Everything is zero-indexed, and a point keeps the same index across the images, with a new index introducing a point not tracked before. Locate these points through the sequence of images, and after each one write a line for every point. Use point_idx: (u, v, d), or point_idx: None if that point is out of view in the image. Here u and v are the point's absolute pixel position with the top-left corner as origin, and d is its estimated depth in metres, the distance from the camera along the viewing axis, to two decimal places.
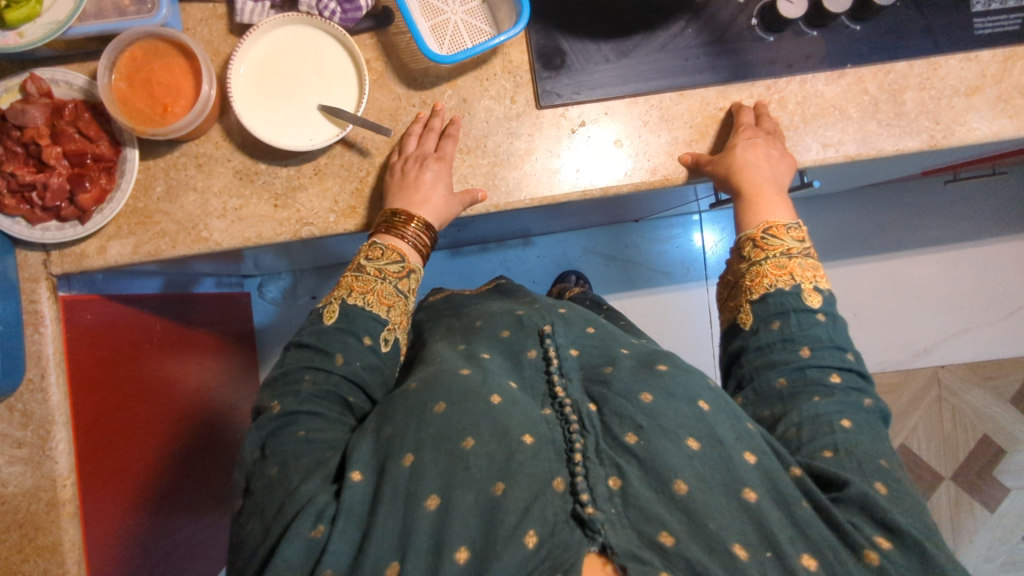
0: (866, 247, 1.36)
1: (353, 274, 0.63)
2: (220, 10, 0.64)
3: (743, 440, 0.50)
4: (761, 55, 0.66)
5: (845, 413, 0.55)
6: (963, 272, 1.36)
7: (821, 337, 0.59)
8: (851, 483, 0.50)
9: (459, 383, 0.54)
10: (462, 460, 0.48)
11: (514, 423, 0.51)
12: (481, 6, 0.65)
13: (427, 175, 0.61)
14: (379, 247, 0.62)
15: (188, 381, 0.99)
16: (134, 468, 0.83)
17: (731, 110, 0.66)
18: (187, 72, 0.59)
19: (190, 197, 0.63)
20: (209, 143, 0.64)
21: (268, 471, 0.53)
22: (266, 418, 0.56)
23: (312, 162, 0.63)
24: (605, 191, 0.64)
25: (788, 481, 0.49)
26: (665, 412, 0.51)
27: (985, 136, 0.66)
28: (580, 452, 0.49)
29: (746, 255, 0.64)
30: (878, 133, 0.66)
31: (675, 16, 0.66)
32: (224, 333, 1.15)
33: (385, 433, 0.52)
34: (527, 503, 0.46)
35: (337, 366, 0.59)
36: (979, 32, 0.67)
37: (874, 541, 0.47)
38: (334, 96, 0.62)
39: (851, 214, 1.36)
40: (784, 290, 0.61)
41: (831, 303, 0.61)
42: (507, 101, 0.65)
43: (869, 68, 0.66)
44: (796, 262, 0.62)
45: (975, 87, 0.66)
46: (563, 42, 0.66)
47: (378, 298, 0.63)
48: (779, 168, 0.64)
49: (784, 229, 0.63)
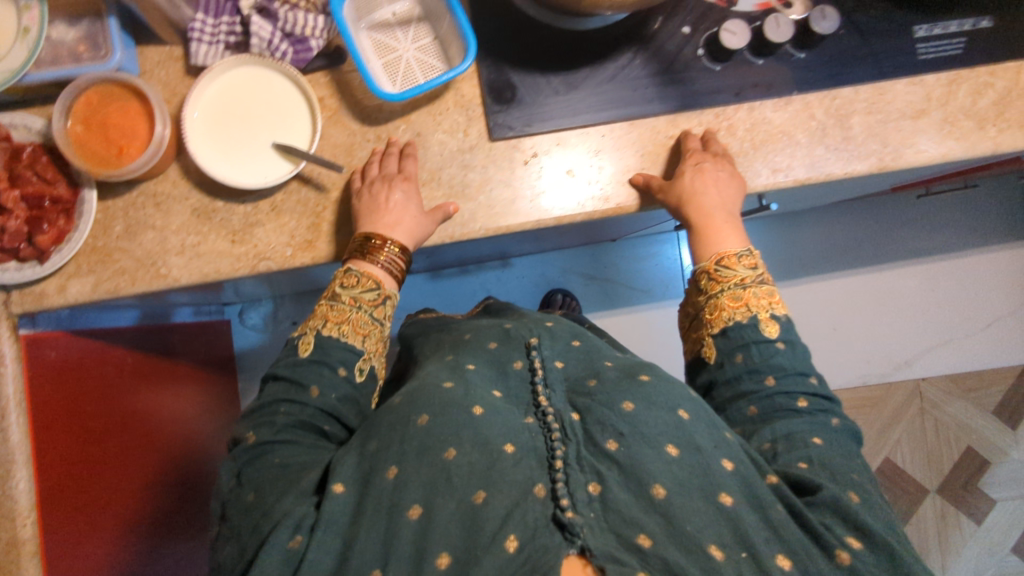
0: (848, 261, 1.37)
1: (327, 304, 0.64)
2: (177, 52, 0.65)
3: (721, 447, 0.51)
4: (709, 85, 0.67)
5: (815, 432, 0.57)
6: (946, 285, 1.37)
7: (783, 365, 0.60)
8: (823, 488, 0.51)
9: (441, 394, 0.55)
10: (444, 471, 0.49)
11: (496, 433, 0.51)
12: (433, 43, 0.66)
13: (396, 196, 0.62)
14: (353, 274, 0.63)
15: (162, 412, 0.99)
16: (111, 498, 0.84)
17: (679, 138, 0.67)
18: (142, 114, 0.60)
19: (149, 235, 0.64)
20: (167, 182, 0.65)
21: (245, 496, 0.54)
22: (242, 450, 0.58)
23: (269, 199, 0.64)
24: (558, 221, 0.66)
25: (763, 487, 0.50)
26: (646, 420, 0.51)
27: (933, 158, 0.67)
28: (561, 458, 0.50)
29: (703, 288, 0.65)
30: (826, 157, 0.67)
31: (623, 48, 0.67)
32: (199, 363, 1.15)
33: (370, 447, 0.53)
34: (508, 510, 0.46)
35: (312, 399, 0.59)
36: (923, 57, 0.68)
37: (846, 541, 0.48)
38: (287, 133, 0.63)
39: (831, 230, 1.37)
40: (742, 323, 0.62)
41: (790, 330, 0.62)
42: (460, 135, 0.66)
43: (816, 95, 0.68)
44: (751, 291, 0.63)
45: (921, 110, 0.68)
46: (513, 76, 0.66)
47: (354, 329, 0.63)
48: (729, 189, 0.64)
49: (735, 259, 0.64)
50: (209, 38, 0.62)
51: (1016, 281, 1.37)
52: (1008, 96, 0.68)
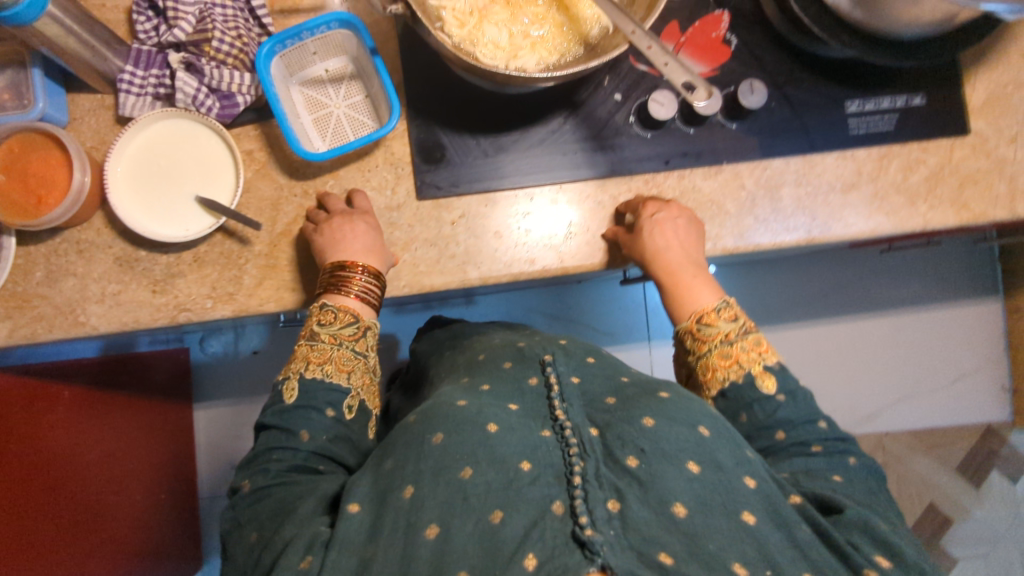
0: (820, 309, 1.30)
1: (308, 344, 0.62)
2: (108, 101, 0.64)
3: (742, 465, 0.50)
4: (638, 152, 0.67)
5: (834, 470, 0.57)
6: (920, 336, 1.31)
7: (792, 417, 0.60)
8: (848, 508, 0.52)
9: (455, 412, 0.51)
10: (461, 490, 0.46)
11: (511, 449, 0.48)
12: (365, 100, 0.67)
13: (359, 226, 0.62)
14: (330, 310, 0.62)
15: (102, 446, 0.98)
16: (40, 537, 0.83)
17: (619, 213, 0.67)
18: (64, 163, 0.60)
19: (70, 282, 0.64)
20: (91, 230, 0.64)
21: (247, 536, 0.54)
22: (240, 498, 0.57)
23: (192, 250, 0.64)
24: (483, 280, 0.65)
25: (787, 507, 0.49)
26: (667, 436, 0.49)
27: (861, 232, 0.67)
28: (580, 475, 0.47)
29: (689, 349, 0.64)
30: (755, 228, 0.67)
31: (554, 112, 0.67)
32: (164, 400, 1.13)
33: (386, 466, 0.51)
34: (526, 529, 0.44)
35: (303, 444, 0.58)
36: (854, 132, 0.68)
37: (873, 559, 0.48)
38: (211, 187, 0.63)
39: (804, 278, 1.30)
40: (739, 381, 0.61)
41: (786, 378, 0.61)
42: (389, 192, 0.66)
43: (746, 164, 0.68)
44: (738, 346, 0.62)
45: (851, 184, 0.68)
46: (443, 136, 0.67)
47: (337, 366, 0.62)
48: (692, 243, 0.65)
49: (715, 315, 0.63)
50: (137, 91, 0.62)
51: (994, 337, 1.30)
52: (940, 172, 0.68)
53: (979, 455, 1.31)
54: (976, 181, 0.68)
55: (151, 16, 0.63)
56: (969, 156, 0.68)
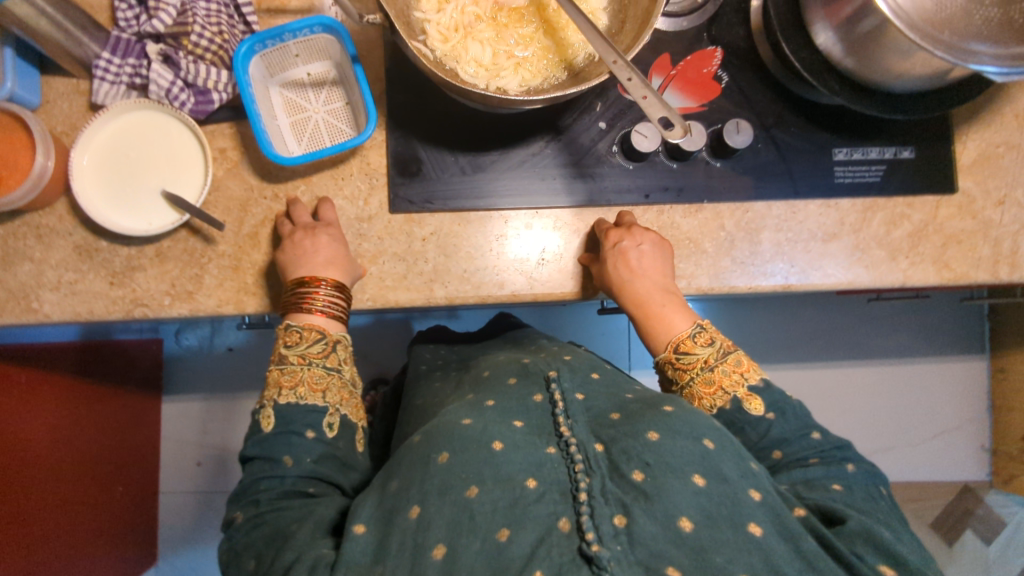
0: (804, 352, 1.27)
1: (277, 369, 0.60)
2: (83, 86, 0.63)
3: (747, 477, 0.48)
4: (618, 183, 0.66)
5: (834, 478, 0.55)
6: (902, 387, 1.28)
7: (786, 433, 0.58)
8: (851, 517, 0.49)
9: (460, 431, 0.50)
10: (467, 509, 0.45)
11: (517, 467, 0.47)
12: (345, 107, 0.65)
13: (320, 238, 0.60)
14: (295, 330, 0.60)
15: (59, 434, 0.95)
16: None
17: (593, 227, 0.66)
18: (28, 146, 0.59)
19: (25, 267, 0.62)
20: (53, 216, 0.63)
21: (246, 565, 0.51)
22: (234, 530, 0.54)
23: (154, 245, 0.63)
24: (450, 300, 0.64)
25: (794, 520, 0.46)
26: (672, 450, 0.47)
27: (839, 283, 0.66)
28: (585, 491, 0.45)
29: (672, 379, 0.62)
30: (732, 270, 0.66)
31: (535, 135, 0.66)
32: (129, 389, 1.10)
33: (391, 487, 0.49)
34: (534, 546, 0.42)
35: (288, 470, 0.55)
36: (839, 181, 0.67)
37: (878, 569, 0.46)
38: (178, 183, 0.62)
39: (791, 320, 1.27)
40: (724, 409, 0.59)
41: (772, 395, 0.59)
42: (361, 203, 0.65)
43: (727, 205, 0.67)
44: (720, 370, 0.60)
45: (832, 234, 0.67)
46: (421, 151, 0.65)
47: (309, 387, 0.59)
48: (654, 266, 0.63)
49: (691, 341, 0.61)
50: (112, 78, 0.61)
51: (977, 395, 1.28)
52: (924, 229, 0.67)
53: (953, 514, 1.26)
54: (960, 241, 0.67)
55: (133, 5, 0.62)
56: (954, 216, 0.67)
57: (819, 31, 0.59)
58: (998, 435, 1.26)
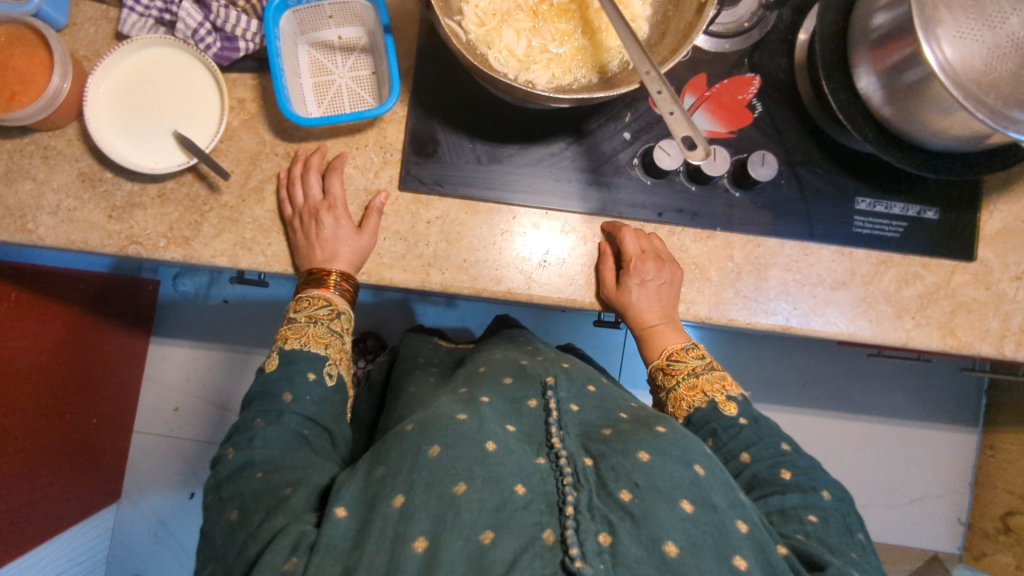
0: (797, 396, 1.25)
1: (286, 326, 0.62)
2: (112, 15, 0.63)
3: (735, 507, 0.46)
4: (632, 196, 0.65)
5: (810, 508, 0.54)
6: (890, 448, 1.26)
7: (750, 438, 0.59)
8: (831, 565, 0.47)
9: (455, 426, 0.48)
10: (453, 505, 0.43)
11: (508, 471, 0.46)
12: (369, 77, 0.64)
13: (323, 230, 0.60)
14: (303, 298, 0.61)
15: (34, 357, 0.93)
16: None
17: (605, 232, 0.65)
18: (46, 65, 0.58)
19: (27, 185, 0.61)
20: (62, 139, 0.62)
21: (228, 515, 0.50)
22: (223, 466, 0.54)
23: (158, 184, 0.62)
24: (444, 287, 0.63)
25: (777, 555, 0.45)
26: (662, 473, 0.46)
27: (839, 333, 0.65)
28: (572, 505, 0.44)
29: (660, 384, 0.65)
30: (733, 302, 0.64)
31: (556, 135, 0.65)
32: (117, 325, 1.09)
33: (378, 473, 0.47)
34: (516, 553, 0.41)
35: (286, 407, 0.56)
36: (857, 231, 0.66)
37: None
38: (190, 126, 0.61)
39: (789, 362, 1.25)
40: (701, 410, 0.61)
41: (748, 408, 0.62)
42: (370, 174, 0.64)
43: (739, 237, 0.65)
44: (703, 378, 0.63)
45: (841, 282, 0.65)
46: (439, 132, 0.64)
47: (314, 339, 0.60)
48: (664, 294, 0.64)
49: (684, 352, 0.64)
50: (141, 11, 0.61)
51: (963, 468, 1.26)
52: (935, 292, 0.65)
53: None
54: (970, 310, 0.65)
55: None
56: (968, 284, 0.65)
57: (862, 75, 0.57)
58: (976, 510, 1.23)
